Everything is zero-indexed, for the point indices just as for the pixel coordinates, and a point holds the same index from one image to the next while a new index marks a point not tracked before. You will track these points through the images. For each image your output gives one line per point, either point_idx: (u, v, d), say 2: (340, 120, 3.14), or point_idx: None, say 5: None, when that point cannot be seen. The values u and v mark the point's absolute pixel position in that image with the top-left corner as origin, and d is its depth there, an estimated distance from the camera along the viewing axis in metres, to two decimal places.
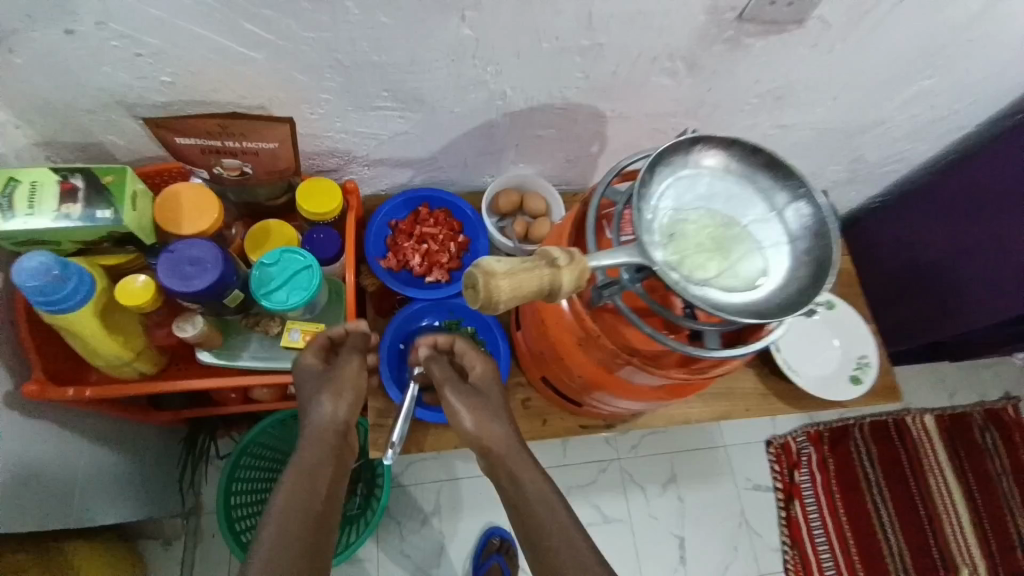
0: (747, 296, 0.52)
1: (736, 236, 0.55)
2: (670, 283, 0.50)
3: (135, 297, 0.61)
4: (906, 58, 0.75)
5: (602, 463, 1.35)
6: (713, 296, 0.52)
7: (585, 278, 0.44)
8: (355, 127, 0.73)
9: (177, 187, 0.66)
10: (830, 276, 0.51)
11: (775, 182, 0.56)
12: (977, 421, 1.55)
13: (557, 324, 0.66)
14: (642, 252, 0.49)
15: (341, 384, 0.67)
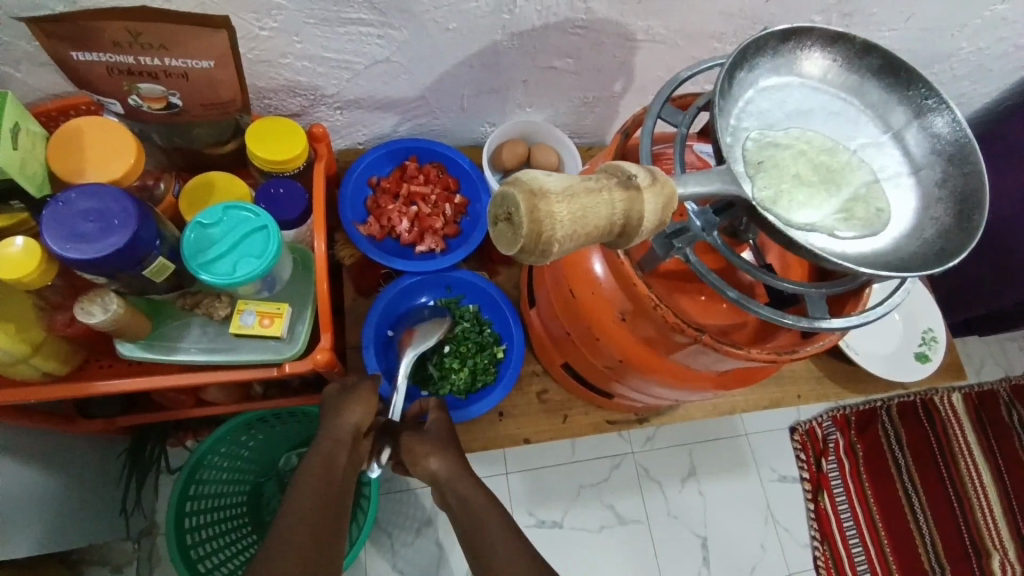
0: (868, 244, 0.39)
1: (844, 165, 0.41)
2: (773, 226, 0.36)
3: (15, 267, 0.45)
4: None
5: (615, 458, 1.22)
6: (825, 243, 0.38)
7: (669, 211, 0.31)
8: (322, 53, 0.57)
9: (79, 122, 0.50)
10: (983, 212, 0.38)
11: (889, 93, 0.42)
12: (1005, 397, 1.46)
13: (590, 295, 0.51)
14: (734, 182, 0.35)
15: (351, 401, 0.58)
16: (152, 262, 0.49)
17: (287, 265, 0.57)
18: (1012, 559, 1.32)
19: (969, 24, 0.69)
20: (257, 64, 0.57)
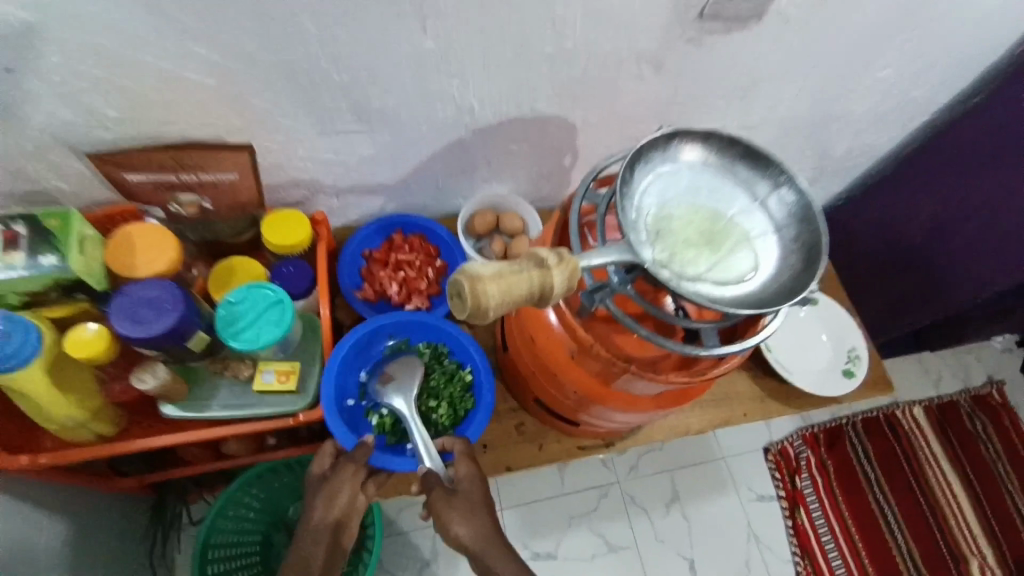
0: (740, 289, 0.51)
1: (722, 229, 0.54)
2: (663, 281, 0.48)
3: (86, 348, 0.57)
4: (864, 46, 0.77)
5: (603, 488, 1.30)
6: (706, 290, 0.50)
7: (575, 280, 0.43)
8: (320, 154, 0.72)
9: (127, 228, 0.62)
10: (821, 260, 0.50)
11: (755, 172, 0.56)
12: (966, 408, 1.57)
13: (545, 338, 0.63)
14: (631, 250, 0.48)
15: (332, 492, 0.65)
16: (192, 336, 0.60)
17: (297, 330, 0.69)
18: (989, 563, 1.39)
19: (847, 93, 0.86)
20: (269, 166, 0.71)
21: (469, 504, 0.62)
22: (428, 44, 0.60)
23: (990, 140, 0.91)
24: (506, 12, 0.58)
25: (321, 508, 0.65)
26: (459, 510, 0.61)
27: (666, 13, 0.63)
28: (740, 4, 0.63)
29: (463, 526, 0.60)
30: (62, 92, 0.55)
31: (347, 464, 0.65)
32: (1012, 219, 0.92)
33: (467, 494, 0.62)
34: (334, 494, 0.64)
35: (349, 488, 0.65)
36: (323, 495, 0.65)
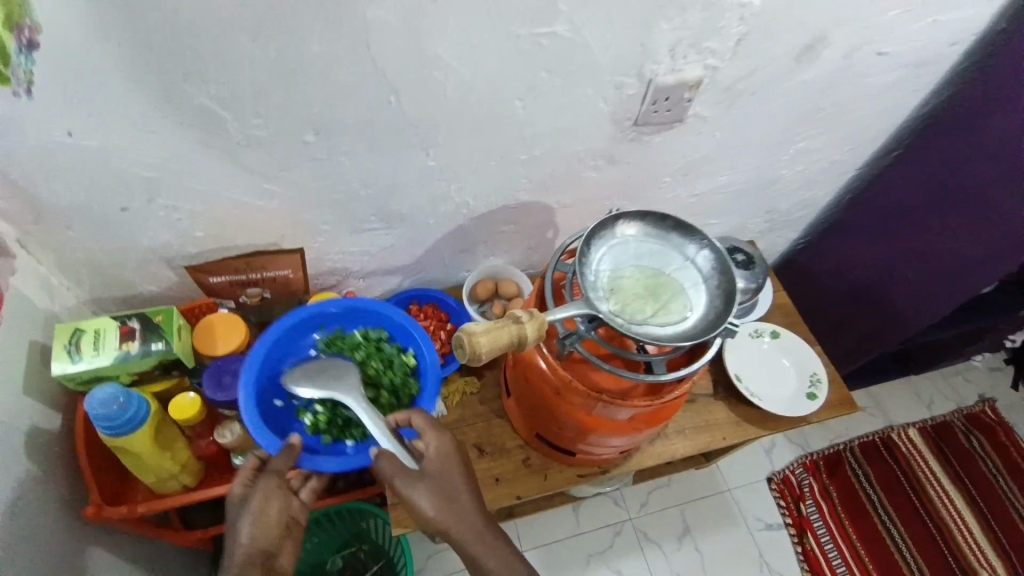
0: (679, 327, 0.67)
1: (663, 283, 0.71)
2: (617, 326, 0.64)
3: (185, 412, 0.77)
4: (779, 132, 0.96)
5: (616, 525, 1.39)
6: (652, 330, 0.66)
7: (543, 329, 0.59)
8: (350, 247, 0.92)
9: (211, 317, 0.83)
10: (736, 300, 0.67)
11: (684, 237, 0.73)
12: (960, 426, 1.62)
13: (538, 379, 0.78)
14: (590, 304, 0.64)
15: (259, 506, 0.67)
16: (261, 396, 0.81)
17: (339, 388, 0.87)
18: None
19: (774, 163, 1.05)
20: (312, 260, 0.91)
21: (441, 481, 0.68)
22: (431, 163, 0.81)
23: (905, 188, 1.07)
24: (487, 137, 0.79)
25: (248, 527, 0.65)
26: (431, 485, 0.68)
27: (609, 124, 0.84)
28: (664, 113, 0.84)
29: (428, 503, 0.67)
30: (167, 223, 0.76)
31: (273, 475, 0.69)
32: (935, 251, 1.06)
33: (432, 477, 0.68)
34: (267, 500, 0.67)
35: (275, 503, 0.68)
36: (249, 512, 0.66)
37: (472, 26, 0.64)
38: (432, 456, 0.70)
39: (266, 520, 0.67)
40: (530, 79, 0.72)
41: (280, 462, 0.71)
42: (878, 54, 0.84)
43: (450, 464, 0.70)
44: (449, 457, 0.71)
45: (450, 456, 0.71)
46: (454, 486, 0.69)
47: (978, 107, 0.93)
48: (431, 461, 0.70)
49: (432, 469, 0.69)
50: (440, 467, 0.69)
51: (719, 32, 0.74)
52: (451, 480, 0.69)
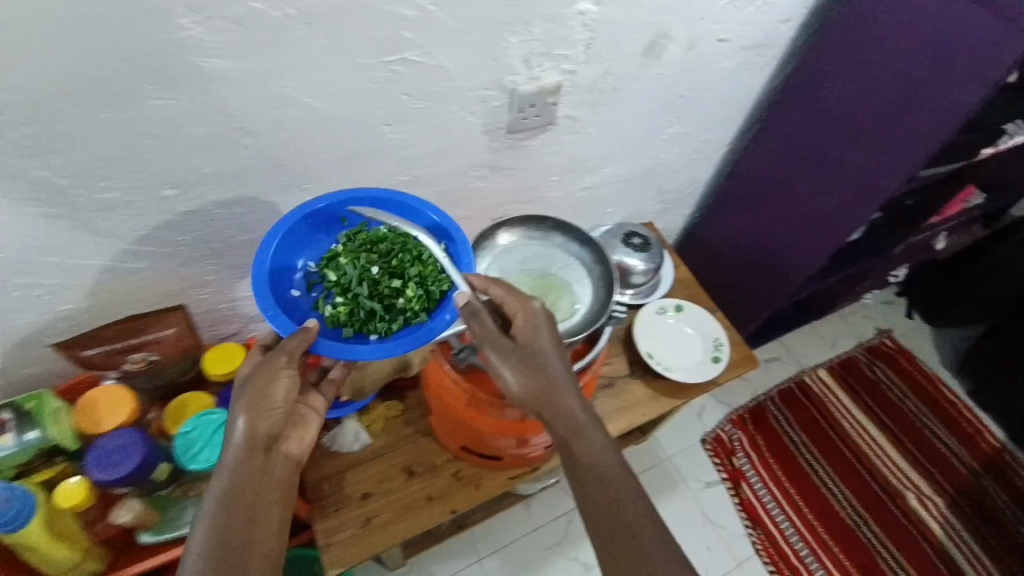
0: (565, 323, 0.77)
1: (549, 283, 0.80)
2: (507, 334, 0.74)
3: (76, 495, 0.73)
4: (648, 117, 1.01)
5: (569, 513, 1.43)
6: None
7: (538, 316, 0.71)
8: (244, 293, 0.89)
9: (92, 394, 0.78)
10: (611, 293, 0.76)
11: (563, 236, 0.82)
12: (863, 359, 1.75)
13: (460, 407, 0.82)
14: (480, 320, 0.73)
15: (267, 396, 0.64)
16: (156, 467, 0.78)
17: None
18: (925, 493, 1.52)
19: (652, 149, 1.11)
20: (205, 312, 0.88)
21: (528, 354, 0.68)
22: (310, 198, 0.80)
23: (770, 152, 1.14)
24: (363, 165, 0.79)
25: (253, 416, 0.64)
26: (519, 360, 0.68)
27: (484, 135, 0.86)
28: (533, 118, 0.87)
29: (513, 375, 0.68)
30: (27, 302, 0.71)
31: (283, 355, 0.65)
32: (806, 205, 1.12)
33: (506, 348, 0.68)
34: (268, 390, 0.64)
35: (287, 392, 0.66)
36: (254, 401, 0.64)
37: (319, 64, 0.63)
38: (522, 329, 0.70)
39: (275, 410, 0.65)
40: (392, 104, 0.73)
41: (291, 346, 0.65)
42: (718, 41, 0.92)
43: (539, 337, 0.69)
44: (542, 327, 0.69)
45: (542, 326, 0.70)
46: (543, 360, 0.68)
47: (812, 75, 1.01)
48: (522, 333, 0.69)
49: (524, 343, 0.69)
50: (529, 337, 0.69)
51: (567, 39, 0.77)
52: (538, 351, 0.69)
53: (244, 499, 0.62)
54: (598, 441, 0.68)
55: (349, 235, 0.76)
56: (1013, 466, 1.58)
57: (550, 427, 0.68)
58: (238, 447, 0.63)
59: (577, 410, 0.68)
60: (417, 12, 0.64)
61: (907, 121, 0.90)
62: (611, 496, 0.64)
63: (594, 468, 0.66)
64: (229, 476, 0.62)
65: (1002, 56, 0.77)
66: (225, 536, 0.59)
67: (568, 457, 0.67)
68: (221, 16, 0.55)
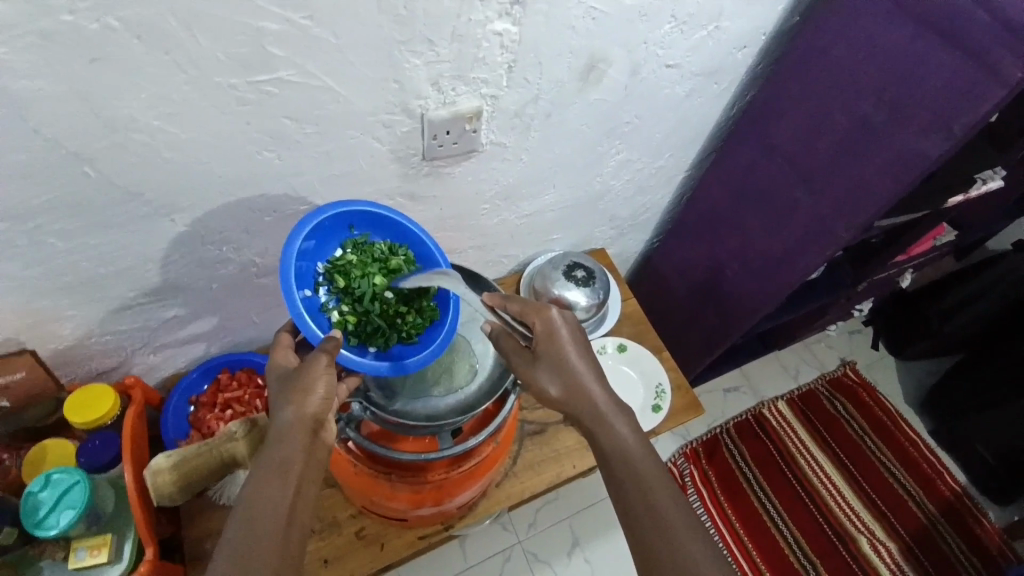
0: (459, 397, 0.77)
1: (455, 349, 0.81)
2: (393, 408, 0.74)
3: None
4: (591, 141, 0.90)
5: (505, 552, 1.33)
6: (433, 404, 0.76)
7: (552, 319, 0.67)
8: (117, 326, 0.79)
9: None
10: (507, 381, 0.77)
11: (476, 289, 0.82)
12: (823, 392, 1.68)
13: (350, 473, 0.78)
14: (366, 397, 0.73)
15: (307, 383, 0.60)
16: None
17: (109, 500, 0.76)
18: (878, 538, 1.45)
19: (598, 164, 0.97)
20: (71, 348, 0.78)
21: (554, 358, 0.65)
22: (183, 229, 0.69)
23: (722, 185, 1.06)
24: (245, 194, 0.69)
25: (290, 401, 0.59)
26: (546, 368, 0.66)
27: (393, 162, 0.75)
28: (451, 146, 0.77)
29: (552, 385, 0.65)
30: None
31: (322, 353, 0.62)
32: (761, 241, 1.01)
33: (541, 356, 0.66)
34: (310, 384, 0.60)
35: (324, 378, 0.61)
36: (291, 387, 0.60)
37: (164, 84, 0.54)
38: (539, 336, 0.66)
39: (312, 396, 0.60)
40: (272, 128, 0.63)
41: (330, 346, 0.62)
42: (664, 67, 0.84)
43: (556, 340, 0.66)
44: (559, 331, 0.66)
45: (559, 328, 0.67)
46: (568, 361, 0.65)
47: (769, 108, 0.92)
48: (540, 340, 0.66)
49: (543, 351, 0.66)
50: (548, 342, 0.66)
51: (483, 61, 0.68)
52: (560, 353, 0.65)
53: (284, 483, 0.55)
54: (626, 431, 0.63)
55: (355, 244, 0.73)
56: (971, 510, 1.51)
57: (585, 428, 0.64)
58: (285, 428, 0.57)
59: (609, 406, 0.64)
60: (284, 26, 0.54)
61: (863, 167, 0.81)
62: (643, 489, 0.58)
63: (629, 462, 0.60)
64: (270, 458, 0.56)
65: (970, 107, 0.68)
66: (266, 518, 0.53)
67: (601, 457, 0.62)
68: (26, 33, 0.46)
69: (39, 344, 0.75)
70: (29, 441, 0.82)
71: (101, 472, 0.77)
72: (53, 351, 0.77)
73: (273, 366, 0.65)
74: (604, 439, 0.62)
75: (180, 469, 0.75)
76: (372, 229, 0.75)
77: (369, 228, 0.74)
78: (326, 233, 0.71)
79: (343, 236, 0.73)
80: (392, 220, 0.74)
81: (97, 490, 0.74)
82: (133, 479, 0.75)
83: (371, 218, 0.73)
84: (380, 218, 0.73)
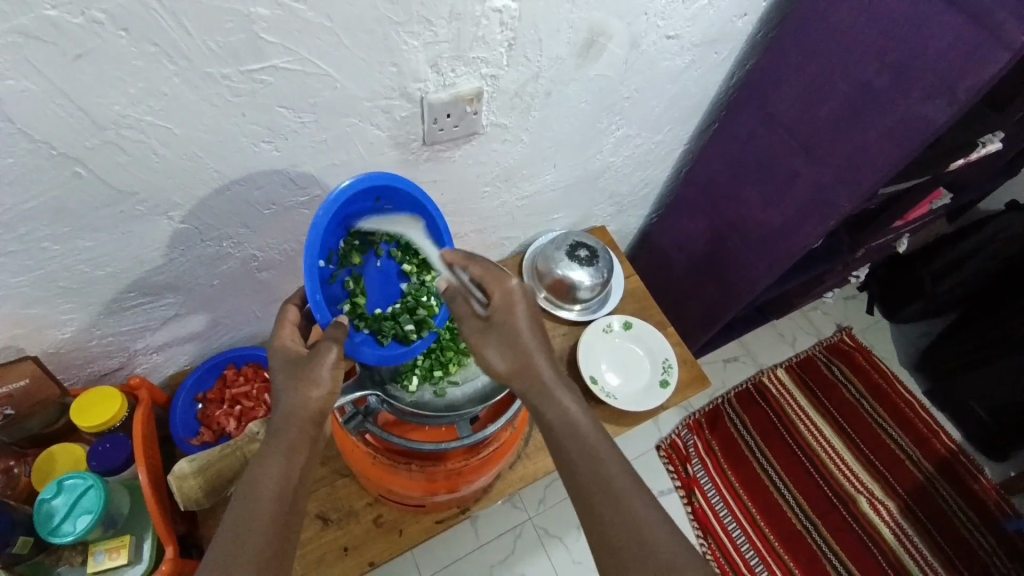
0: (476, 385, 0.79)
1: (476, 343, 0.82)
2: (411, 399, 0.75)
3: None
4: (591, 116, 0.88)
5: (516, 529, 1.35)
6: (452, 395, 0.78)
7: (512, 291, 0.65)
8: (117, 328, 0.77)
9: None
10: None
11: None
12: (821, 358, 1.70)
13: (365, 465, 0.79)
14: (388, 394, 0.74)
15: (314, 373, 0.59)
16: (14, 541, 0.68)
17: (123, 502, 0.76)
18: (877, 497, 1.49)
19: (599, 148, 0.97)
20: (71, 352, 0.77)
21: (508, 332, 0.63)
22: (179, 227, 0.67)
23: (722, 158, 1.05)
24: (243, 188, 0.67)
25: (296, 391, 0.58)
26: (497, 339, 0.64)
27: (392, 148, 0.73)
28: (451, 130, 0.75)
29: (501, 358, 0.63)
30: None
31: (333, 344, 0.60)
32: (764, 213, 1.01)
33: (497, 327, 0.64)
34: (313, 376, 0.59)
35: (331, 370, 0.60)
36: (296, 374, 0.59)
37: (153, 78, 0.52)
38: (496, 306, 0.64)
39: (319, 386, 0.59)
40: (268, 119, 0.61)
41: (338, 334, 0.61)
42: (664, 39, 0.82)
43: (514, 313, 0.64)
44: (519, 305, 0.64)
45: (518, 302, 0.65)
46: (521, 338, 0.63)
47: (772, 76, 0.91)
48: (497, 312, 0.64)
49: (497, 321, 0.64)
50: (505, 315, 0.64)
51: (482, 40, 0.66)
52: (514, 328, 0.63)
53: (284, 469, 0.55)
54: (573, 406, 0.61)
55: (378, 221, 0.71)
56: (967, 466, 1.56)
57: (531, 403, 0.62)
58: (291, 415, 0.57)
59: (558, 384, 0.62)
60: (276, 11, 0.52)
61: (864, 132, 0.80)
62: (594, 462, 0.57)
63: (577, 433, 0.59)
64: (274, 445, 0.56)
65: (974, 70, 0.67)
66: (264, 505, 0.53)
67: (545, 429, 0.61)
68: (6, 30, 0.44)
69: (40, 350, 0.74)
70: (35, 447, 0.81)
71: (114, 475, 0.77)
72: (54, 356, 0.76)
73: (276, 344, 0.62)
74: (554, 418, 0.61)
75: (206, 473, 0.76)
76: (397, 206, 0.71)
77: (394, 203, 0.71)
78: (354, 210, 0.67)
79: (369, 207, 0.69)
80: (416, 198, 0.70)
81: (110, 493, 0.74)
82: (148, 481, 0.74)
83: (402, 198, 0.70)
84: (404, 194, 0.69)
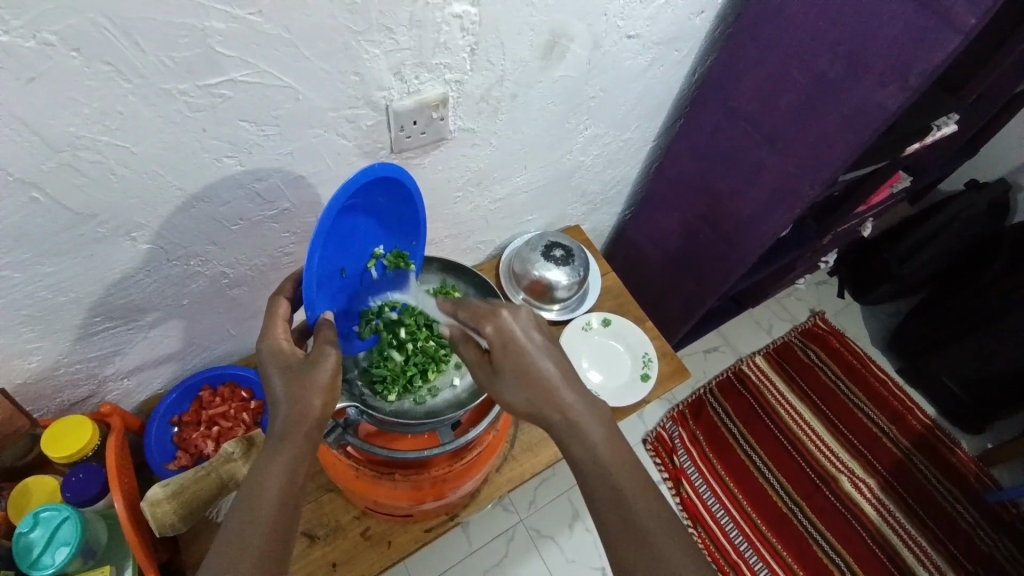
0: (455, 392, 0.82)
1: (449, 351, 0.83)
2: (387, 410, 0.76)
3: None
4: (558, 115, 0.89)
5: (507, 532, 1.34)
6: (433, 403, 0.80)
7: (506, 330, 0.62)
8: (86, 355, 0.75)
9: None
10: None
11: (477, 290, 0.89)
12: (797, 343, 1.74)
13: (351, 479, 0.79)
14: (367, 406, 0.75)
15: (313, 382, 0.57)
16: None
17: (102, 533, 0.74)
18: (858, 476, 1.53)
19: (569, 147, 0.97)
20: (39, 381, 0.75)
21: (510, 368, 0.61)
22: (145, 247, 0.66)
23: (689, 152, 1.07)
24: (209, 205, 0.66)
25: (296, 399, 0.56)
26: (506, 378, 0.61)
27: (358, 157, 0.73)
28: (419, 137, 0.74)
29: (515, 394, 0.61)
30: None
31: (332, 351, 0.59)
32: (733, 203, 1.03)
33: (503, 367, 0.61)
34: (310, 382, 0.57)
35: (331, 377, 0.58)
36: (297, 380, 0.57)
37: (107, 97, 0.51)
38: (493, 345, 0.62)
39: (319, 395, 0.57)
40: (230, 134, 0.60)
41: (329, 335, 0.61)
42: (625, 38, 0.83)
43: (516, 349, 0.61)
44: (514, 339, 0.61)
45: (515, 335, 0.62)
46: (529, 373, 0.60)
47: (732, 70, 0.93)
48: (496, 350, 0.62)
49: (502, 363, 0.61)
50: (504, 353, 0.61)
51: (444, 46, 0.66)
52: (520, 361, 0.61)
53: (289, 478, 0.54)
54: (596, 435, 0.59)
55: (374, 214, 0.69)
56: (943, 441, 1.61)
57: (557, 438, 0.60)
58: (290, 423, 0.55)
59: (579, 414, 0.60)
60: (232, 25, 0.51)
61: (823, 122, 0.83)
62: (611, 496, 0.56)
63: (602, 467, 0.57)
64: (275, 453, 0.54)
65: (923, 58, 0.69)
66: (266, 512, 0.52)
67: (573, 464, 0.59)
68: None
69: (5, 382, 0.72)
70: (8, 481, 0.78)
71: (90, 505, 0.75)
72: (21, 387, 0.74)
73: (269, 343, 0.61)
74: (579, 450, 0.59)
75: (179, 497, 0.76)
76: (389, 202, 0.70)
77: (388, 197, 0.69)
78: (354, 210, 0.65)
79: (368, 199, 0.66)
80: (417, 218, 0.74)
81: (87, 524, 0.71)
82: (123, 509, 0.71)
83: (397, 190, 0.69)
84: (405, 206, 0.72)
